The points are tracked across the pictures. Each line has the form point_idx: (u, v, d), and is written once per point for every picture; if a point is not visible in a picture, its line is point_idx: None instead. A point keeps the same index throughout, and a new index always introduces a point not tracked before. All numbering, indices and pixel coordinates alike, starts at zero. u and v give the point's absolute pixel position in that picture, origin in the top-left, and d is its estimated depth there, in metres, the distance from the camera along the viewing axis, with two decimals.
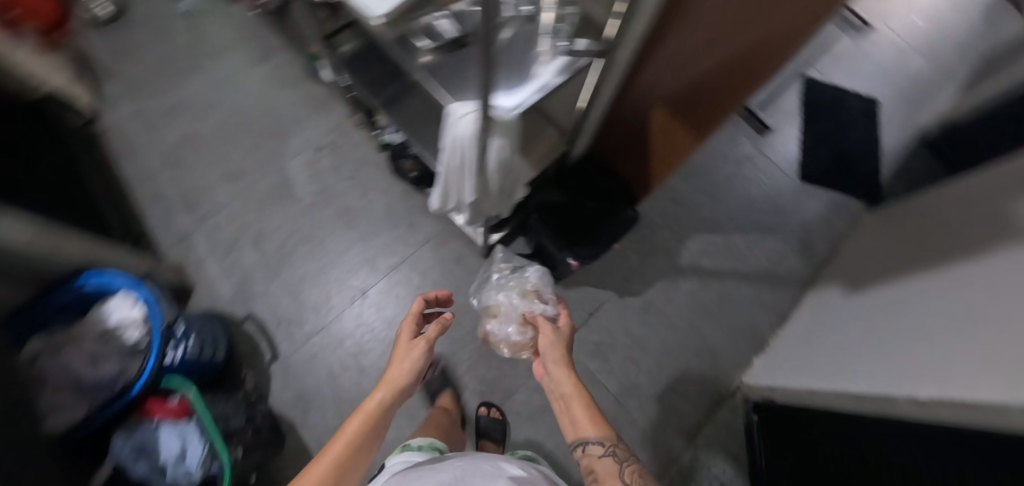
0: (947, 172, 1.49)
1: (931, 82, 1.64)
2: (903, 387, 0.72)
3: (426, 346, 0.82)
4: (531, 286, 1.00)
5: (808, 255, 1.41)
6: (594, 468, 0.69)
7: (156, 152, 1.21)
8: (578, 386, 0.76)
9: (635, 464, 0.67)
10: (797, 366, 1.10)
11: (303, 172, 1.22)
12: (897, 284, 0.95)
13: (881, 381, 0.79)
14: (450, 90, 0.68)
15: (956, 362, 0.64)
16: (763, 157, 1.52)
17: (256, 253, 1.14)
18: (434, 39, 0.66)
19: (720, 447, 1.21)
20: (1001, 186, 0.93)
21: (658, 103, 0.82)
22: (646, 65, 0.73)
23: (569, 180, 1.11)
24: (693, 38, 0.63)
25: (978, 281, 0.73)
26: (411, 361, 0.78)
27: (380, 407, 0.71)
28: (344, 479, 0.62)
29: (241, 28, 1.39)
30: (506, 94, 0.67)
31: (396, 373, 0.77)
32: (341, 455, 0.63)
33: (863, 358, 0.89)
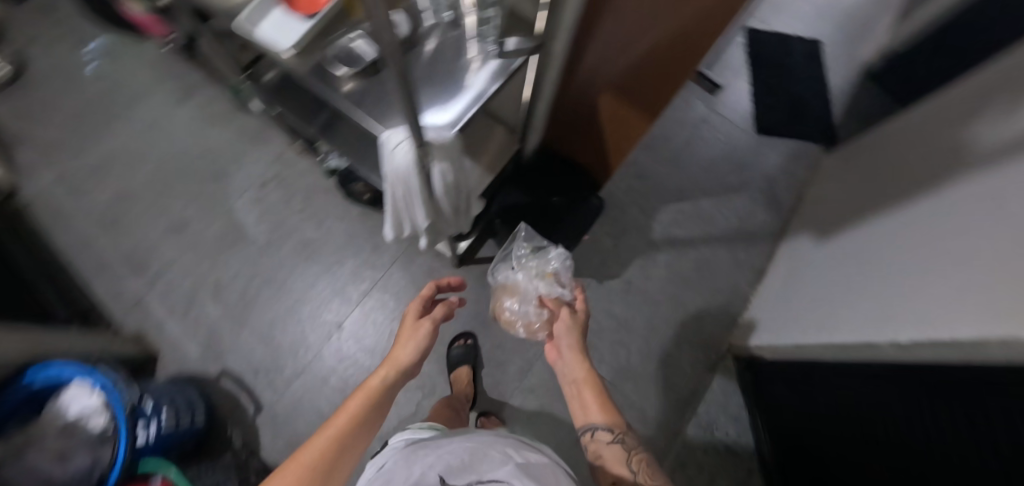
0: (897, 104, 1.43)
1: (864, 15, 1.55)
2: (929, 334, 0.72)
3: (432, 326, 0.78)
4: (552, 268, 0.95)
5: (776, 208, 1.36)
6: (602, 454, 0.64)
7: (91, 218, 1.21)
8: (590, 372, 0.73)
9: (643, 453, 0.63)
10: (794, 331, 1.06)
11: (258, 216, 1.24)
12: (887, 235, 0.96)
13: (900, 334, 0.77)
14: (380, 117, 0.64)
15: (979, 301, 0.64)
16: (717, 115, 1.44)
17: (218, 306, 1.16)
18: (353, 65, 0.62)
19: (720, 415, 1.21)
20: (962, 118, 0.95)
21: (606, 89, 0.79)
22: (586, 51, 0.70)
23: (532, 176, 1.07)
24: (628, 18, 0.61)
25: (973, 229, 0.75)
26: (418, 339, 0.74)
27: (386, 384, 0.64)
28: (347, 450, 0.53)
29: (158, 68, 1.36)
30: (440, 110, 0.64)
31: (401, 353, 0.72)
32: (343, 429, 0.55)
33: (858, 323, 0.88)
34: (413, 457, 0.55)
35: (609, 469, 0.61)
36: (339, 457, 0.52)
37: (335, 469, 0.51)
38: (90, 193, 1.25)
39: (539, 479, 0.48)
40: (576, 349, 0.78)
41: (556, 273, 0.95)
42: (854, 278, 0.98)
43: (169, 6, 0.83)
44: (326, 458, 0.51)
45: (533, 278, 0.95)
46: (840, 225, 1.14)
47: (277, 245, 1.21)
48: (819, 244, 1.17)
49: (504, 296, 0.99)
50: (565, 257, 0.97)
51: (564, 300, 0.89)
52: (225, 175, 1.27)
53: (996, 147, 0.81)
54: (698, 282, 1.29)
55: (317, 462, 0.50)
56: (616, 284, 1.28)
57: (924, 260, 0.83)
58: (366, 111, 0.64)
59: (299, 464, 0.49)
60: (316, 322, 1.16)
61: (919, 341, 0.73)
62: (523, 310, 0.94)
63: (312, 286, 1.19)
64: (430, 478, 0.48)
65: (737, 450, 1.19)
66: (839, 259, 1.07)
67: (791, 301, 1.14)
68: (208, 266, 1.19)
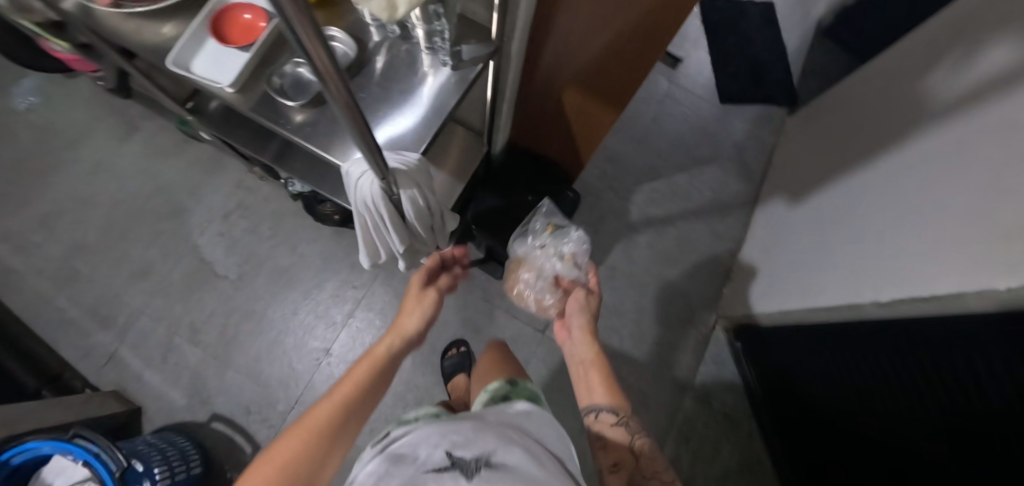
0: (852, 58, 1.45)
1: None
2: (916, 287, 0.76)
3: (438, 295, 0.73)
4: (571, 249, 0.89)
5: (748, 175, 1.38)
6: (603, 435, 0.63)
7: (45, 274, 1.14)
8: (598, 354, 0.71)
9: (645, 438, 0.64)
10: (781, 298, 1.08)
11: (227, 250, 1.18)
12: (857, 192, 0.98)
13: (886, 291, 0.81)
14: (338, 145, 0.61)
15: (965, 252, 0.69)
16: (681, 89, 1.44)
17: (197, 348, 1.12)
18: (299, 95, 0.58)
19: (716, 384, 1.24)
20: (918, 70, 0.97)
21: (568, 82, 0.77)
22: (545, 45, 0.68)
23: (504, 175, 1.05)
24: (584, 9, 0.60)
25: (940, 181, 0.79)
26: (424, 310, 0.70)
27: (387, 354, 0.62)
28: (348, 421, 0.52)
29: (93, 105, 1.27)
30: (397, 128, 0.61)
31: (406, 322, 0.68)
32: (342, 402, 0.53)
33: (839, 281, 0.92)
34: (414, 435, 0.54)
35: (610, 450, 0.62)
36: (340, 430, 0.51)
37: (334, 441, 0.50)
38: (40, 248, 1.17)
39: (543, 464, 0.50)
40: (590, 332, 0.74)
41: (574, 254, 0.88)
42: (832, 241, 1.00)
43: (89, 42, 0.76)
44: (326, 431, 0.49)
45: (551, 257, 0.89)
46: (810, 187, 1.16)
47: (250, 278, 1.17)
48: (792, 208, 1.19)
49: (519, 267, 0.95)
50: (586, 241, 0.89)
51: (579, 282, 0.85)
52: (183, 210, 1.21)
53: (950, 100, 0.84)
54: (680, 258, 1.30)
55: (319, 433, 0.49)
56: (601, 271, 1.28)
57: (899, 216, 0.85)
58: (325, 139, 0.60)
59: (298, 436, 0.48)
60: (303, 351, 1.13)
61: (910, 295, 0.76)
62: (538, 286, 0.91)
63: (293, 315, 1.15)
64: (437, 456, 0.49)
65: (735, 416, 1.23)
66: (814, 221, 1.09)
67: (772, 268, 1.17)
68: (181, 308, 1.14)
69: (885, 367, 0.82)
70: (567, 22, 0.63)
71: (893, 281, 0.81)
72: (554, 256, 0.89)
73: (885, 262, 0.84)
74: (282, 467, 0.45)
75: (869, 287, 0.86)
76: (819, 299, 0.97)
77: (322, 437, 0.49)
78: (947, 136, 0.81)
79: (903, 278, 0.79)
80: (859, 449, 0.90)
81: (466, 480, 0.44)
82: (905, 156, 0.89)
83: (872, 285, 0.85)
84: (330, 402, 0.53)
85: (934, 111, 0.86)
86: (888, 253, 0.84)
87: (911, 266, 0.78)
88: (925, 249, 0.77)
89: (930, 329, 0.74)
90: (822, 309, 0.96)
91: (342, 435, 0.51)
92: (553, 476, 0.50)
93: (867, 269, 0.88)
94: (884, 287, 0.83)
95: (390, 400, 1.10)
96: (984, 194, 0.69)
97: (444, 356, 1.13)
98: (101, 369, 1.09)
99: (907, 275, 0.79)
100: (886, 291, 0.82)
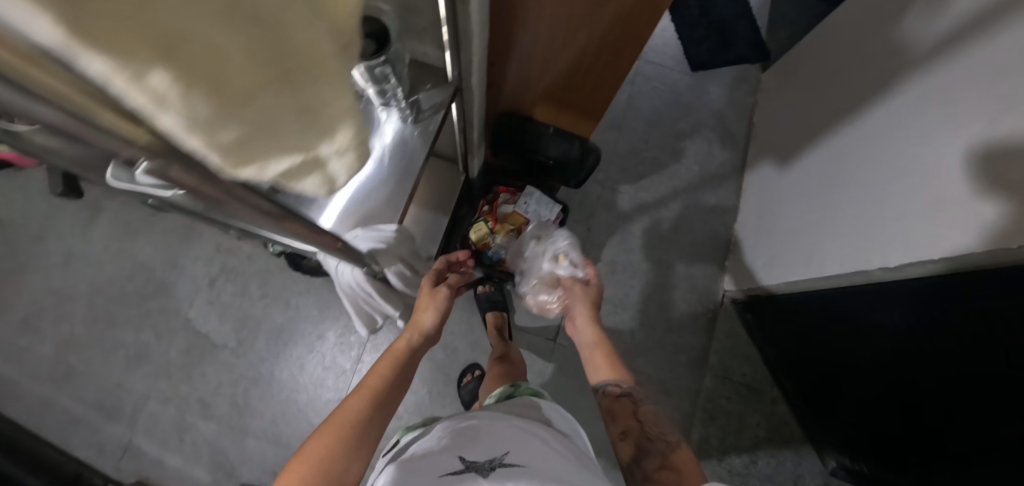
0: None
1: None
2: (914, 250, 0.76)
3: (449, 293, 0.75)
4: (560, 249, 0.90)
5: (732, 141, 1.35)
6: (614, 410, 0.64)
7: (42, 376, 1.11)
8: (601, 337, 0.73)
9: (650, 406, 0.63)
10: (785, 269, 1.08)
11: (220, 318, 1.15)
12: (849, 152, 0.96)
13: (892, 257, 0.80)
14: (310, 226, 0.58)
15: (963, 213, 0.69)
16: (650, 63, 1.39)
17: (210, 422, 1.10)
18: None
19: (733, 358, 1.24)
20: (890, 13, 0.93)
21: (537, 101, 0.74)
22: (506, 68, 0.65)
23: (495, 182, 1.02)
24: (542, 29, 0.56)
25: (930, 134, 0.77)
26: (439, 304, 0.72)
27: (407, 355, 0.64)
28: (381, 410, 0.55)
29: (49, 194, 1.21)
30: (368, 198, 0.58)
31: (422, 318, 0.70)
32: (375, 395, 0.56)
33: (845, 253, 0.91)
34: (427, 443, 0.54)
35: (618, 420, 0.62)
36: (374, 423, 0.53)
37: (373, 427, 0.53)
38: (29, 351, 1.13)
39: (557, 456, 0.51)
40: (592, 317, 0.77)
41: (568, 251, 0.90)
42: (833, 204, 0.98)
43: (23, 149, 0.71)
44: (355, 426, 0.51)
45: (547, 260, 0.91)
46: (799, 148, 1.13)
47: (249, 341, 1.14)
48: (783, 171, 1.17)
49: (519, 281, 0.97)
50: (571, 238, 0.91)
51: (577, 279, 0.86)
52: (168, 285, 1.17)
53: (929, 44, 0.81)
54: (679, 240, 1.28)
55: (358, 422, 0.52)
56: (602, 267, 1.24)
57: (894, 170, 0.83)
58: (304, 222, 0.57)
59: (333, 432, 0.50)
60: (319, 405, 1.11)
61: (909, 260, 0.77)
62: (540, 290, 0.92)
63: (301, 371, 1.13)
64: (450, 462, 0.48)
65: (757, 386, 1.23)
66: (811, 185, 1.06)
67: (773, 236, 1.15)
68: (186, 385, 1.11)
69: (886, 320, 0.84)
70: (529, 43, 0.59)
71: (899, 243, 0.79)
72: (546, 261, 0.91)
73: (888, 223, 0.82)
74: (321, 461, 0.47)
75: (876, 251, 0.84)
76: (830, 266, 0.95)
77: (355, 433, 0.51)
78: (931, 87, 0.79)
79: (909, 238, 0.78)
80: (866, 380, 0.94)
81: (482, 478, 0.43)
82: (895, 110, 0.86)
83: (879, 248, 0.84)
84: (357, 401, 0.55)
85: (915, 58, 0.83)
86: (891, 214, 0.82)
87: (916, 226, 0.77)
88: (928, 207, 0.75)
89: (922, 284, 0.76)
90: (831, 276, 0.94)
91: (371, 430, 0.52)
92: (566, 463, 0.50)
93: (872, 232, 0.86)
94: (888, 251, 0.82)
95: None
96: (980, 145, 0.67)
97: (460, 384, 1.11)
98: (120, 461, 1.07)
99: (913, 236, 0.77)
100: (895, 255, 0.80)
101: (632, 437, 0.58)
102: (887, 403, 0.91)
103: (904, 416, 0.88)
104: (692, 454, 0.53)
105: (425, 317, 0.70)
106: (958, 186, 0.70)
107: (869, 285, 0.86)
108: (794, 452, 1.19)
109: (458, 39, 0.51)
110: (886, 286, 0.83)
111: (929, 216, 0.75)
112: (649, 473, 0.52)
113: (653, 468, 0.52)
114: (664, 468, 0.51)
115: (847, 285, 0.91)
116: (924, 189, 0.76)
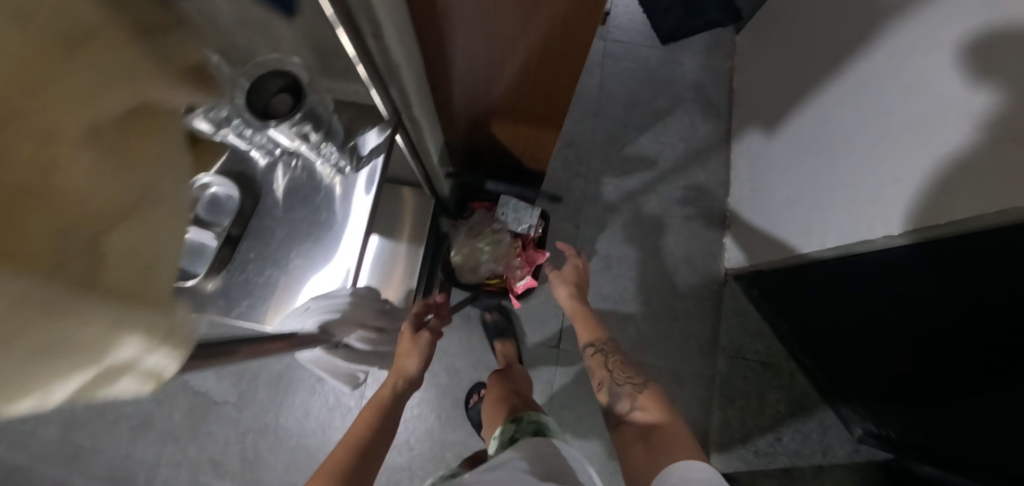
0: None
1: None
2: (920, 214, 0.71)
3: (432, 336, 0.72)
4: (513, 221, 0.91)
5: (715, 111, 1.28)
6: (595, 365, 0.80)
7: (51, 459, 1.10)
8: (580, 308, 0.88)
9: (619, 357, 0.79)
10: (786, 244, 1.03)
11: (217, 375, 1.12)
12: (836, 113, 0.91)
13: (895, 223, 0.76)
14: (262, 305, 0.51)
15: (965, 170, 0.64)
16: (619, 42, 1.31)
17: (224, 480, 1.08)
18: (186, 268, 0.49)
19: (745, 336, 1.19)
20: None
21: (493, 118, 0.69)
22: (450, 89, 0.60)
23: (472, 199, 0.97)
24: (476, 47, 0.52)
25: (918, 87, 0.72)
26: (424, 347, 0.69)
27: (393, 402, 0.62)
28: (370, 455, 0.54)
29: None
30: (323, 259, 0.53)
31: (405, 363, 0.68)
32: (363, 441, 0.55)
33: (847, 223, 0.86)
34: None
35: (595, 373, 0.79)
36: (363, 468, 0.52)
37: (362, 472, 0.51)
38: (34, 435, 1.11)
39: None
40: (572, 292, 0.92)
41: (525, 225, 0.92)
42: (831, 171, 0.91)
43: None
44: (342, 474, 0.49)
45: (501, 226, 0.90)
46: (785, 112, 1.07)
47: (250, 394, 1.12)
48: (771, 137, 1.11)
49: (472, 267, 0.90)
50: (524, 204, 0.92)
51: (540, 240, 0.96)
52: None
53: None
54: (673, 224, 1.20)
55: (345, 468, 0.50)
56: (595, 265, 1.17)
57: (886, 128, 0.78)
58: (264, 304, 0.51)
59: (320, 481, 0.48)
60: (329, 447, 1.09)
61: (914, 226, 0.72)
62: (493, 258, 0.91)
63: (307, 415, 1.11)
64: None
65: (772, 362, 1.19)
66: (805, 154, 1.00)
67: (768, 208, 1.09)
68: (194, 448, 1.10)
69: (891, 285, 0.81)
70: (465, 61, 0.54)
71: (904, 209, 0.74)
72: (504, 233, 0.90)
73: (892, 188, 0.76)
74: None
75: (882, 220, 0.78)
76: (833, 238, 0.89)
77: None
78: (919, 40, 0.72)
79: (910, 202, 0.73)
80: (880, 349, 0.90)
81: None
82: (883, 66, 0.79)
83: (884, 216, 0.78)
84: (343, 449, 0.53)
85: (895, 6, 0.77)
86: (891, 177, 0.76)
87: (915, 188, 0.72)
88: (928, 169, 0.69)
89: (928, 248, 0.71)
90: (837, 249, 0.89)
91: (359, 474, 0.50)
92: None
93: (876, 199, 0.79)
94: (890, 215, 0.77)
95: (429, 468, 1.06)
96: (975, 95, 0.62)
97: (468, 405, 1.08)
98: None
99: (919, 200, 0.71)
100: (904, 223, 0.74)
101: (607, 385, 0.76)
102: (904, 371, 0.87)
103: (923, 381, 0.84)
104: (654, 392, 0.70)
105: (408, 363, 0.66)
106: (957, 140, 0.65)
107: (870, 254, 0.82)
108: (818, 422, 1.17)
109: (382, 78, 0.46)
110: (892, 255, 0.78)
111: (931, 178, 0.69)
112: (625, 417, 0.69)
113: (625, 411, 0.69)
114: (635, 410, 0.68)
115: (846, 257, 0.87)
116: (925, 149, 0.70)
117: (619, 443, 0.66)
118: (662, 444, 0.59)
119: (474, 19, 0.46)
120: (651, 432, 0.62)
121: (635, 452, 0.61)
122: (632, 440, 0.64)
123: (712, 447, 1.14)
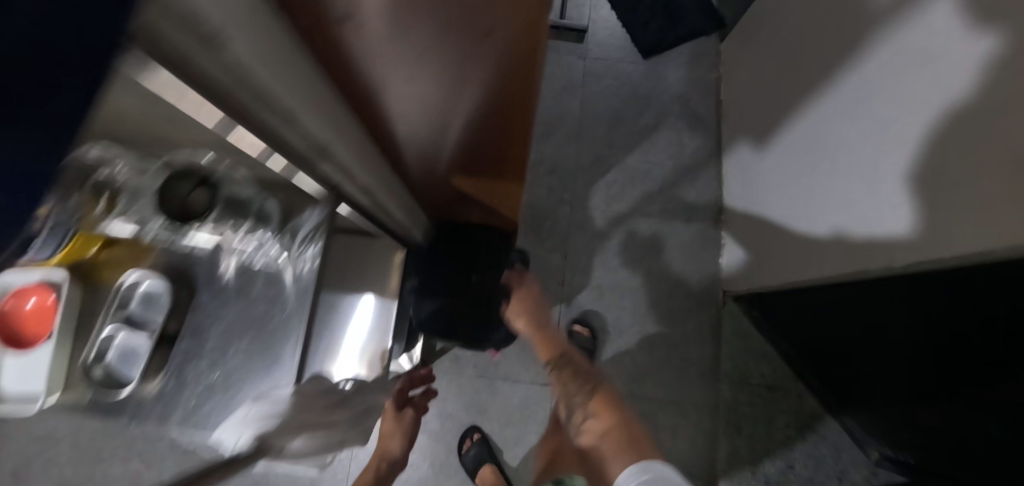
0: None
1: None
2: (919, 240, 0.65)
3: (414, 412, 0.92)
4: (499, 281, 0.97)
5: (704, 124, 1.22)
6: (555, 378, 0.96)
7: None
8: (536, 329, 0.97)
9: (574, 369, 0.94)
10: (779, 269, 0.96)
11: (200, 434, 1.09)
12: (828, 128, 0.85)
13: (896, 251, 0.69)
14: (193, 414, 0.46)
15: (970, 191, 0.57)
16: (599, 58, 1.25)
17: None
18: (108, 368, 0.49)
19: (748, 361, 1.12)
20: None
21: (454, 171, 0.65)
22: (400, 150, 0.56)
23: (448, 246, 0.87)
24: (414, 108, 0.47)
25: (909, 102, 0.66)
26: (405, 430, 0.90)
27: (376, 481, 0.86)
28: None
29: None
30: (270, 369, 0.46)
31: (392, 443, 0.88)
32: None
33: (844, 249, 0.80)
34: None
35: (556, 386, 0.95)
36: None
37: None
38: None
39: None
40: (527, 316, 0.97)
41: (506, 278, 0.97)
42: (827, 184, 0.84)
43: None
44: None
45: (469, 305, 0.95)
46: (776, 124, 1.01)
47: None
48: (763, 151, 1.05)
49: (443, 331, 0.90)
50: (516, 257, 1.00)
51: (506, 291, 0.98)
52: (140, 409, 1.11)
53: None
54: (667, 247, 1.14)
55: None
56: (586, 296, 1.11)
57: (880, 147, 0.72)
58: (201, 413, 0.46)
59: None
60: None
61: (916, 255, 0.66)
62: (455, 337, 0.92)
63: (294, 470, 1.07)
64: None
65: (781, 386, 1.12)
66: (800, 167, 0.92)
67: (763, 228, 1.03)
68: None
69: (897, 309, 0.75)
70: (406, 124, 0.50)
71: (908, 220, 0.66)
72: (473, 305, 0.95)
73: (889, 195, 0.68)
74: None
75: (884, 233, 0.70)
76: (835, 264, 0.81)
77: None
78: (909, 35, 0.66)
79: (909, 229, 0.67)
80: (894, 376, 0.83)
81: None
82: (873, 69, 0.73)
83: (886, 229, 0.70)
84: None
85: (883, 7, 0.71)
86: (889, 185, 0.69)
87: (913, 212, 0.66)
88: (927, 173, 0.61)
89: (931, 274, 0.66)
90: (845, 278, 0.80)
91: None
92: None
93: (876, 211, 0.71)
94: (888, 242, 0.70)
95: None
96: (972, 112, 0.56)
97: (461, 452, 1.04)
98: None
99: (923, 208, 0.63)
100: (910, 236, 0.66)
101: (564, 396, 0.93)
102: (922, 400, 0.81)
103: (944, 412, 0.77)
104: (605, 397, 0.87)
105: (393, 445, 0.88)
106: (953, 161, 0.59)
107: (866, 281, 0.77)
108: (833, 447, 1.10)
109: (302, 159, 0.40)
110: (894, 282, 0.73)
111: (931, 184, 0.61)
112: (584, 427, 0.85)
113: (583, 423, 0.86)
114: (590, 423, 0.84)
115: (842, 284, 0.82)
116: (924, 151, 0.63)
117: (584, 451, 0.83)
118: (618, 459, 0.75)
119: (401, 83, 0.42)
120: (604, 440, 0.80)
121: (597, 464, 0.79)
122: (592, 450, 0.82)
123: (720, 480, 1.08)
